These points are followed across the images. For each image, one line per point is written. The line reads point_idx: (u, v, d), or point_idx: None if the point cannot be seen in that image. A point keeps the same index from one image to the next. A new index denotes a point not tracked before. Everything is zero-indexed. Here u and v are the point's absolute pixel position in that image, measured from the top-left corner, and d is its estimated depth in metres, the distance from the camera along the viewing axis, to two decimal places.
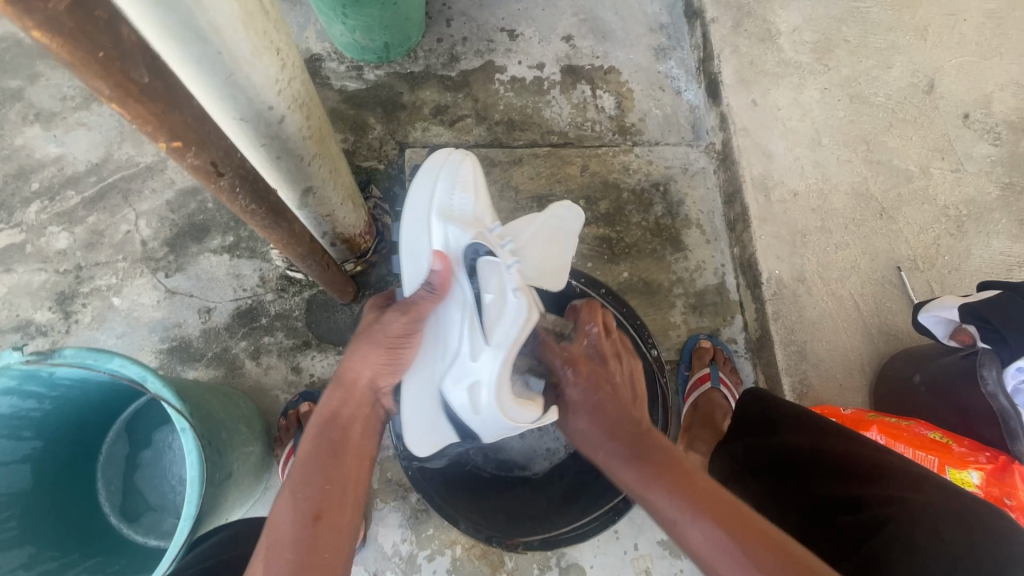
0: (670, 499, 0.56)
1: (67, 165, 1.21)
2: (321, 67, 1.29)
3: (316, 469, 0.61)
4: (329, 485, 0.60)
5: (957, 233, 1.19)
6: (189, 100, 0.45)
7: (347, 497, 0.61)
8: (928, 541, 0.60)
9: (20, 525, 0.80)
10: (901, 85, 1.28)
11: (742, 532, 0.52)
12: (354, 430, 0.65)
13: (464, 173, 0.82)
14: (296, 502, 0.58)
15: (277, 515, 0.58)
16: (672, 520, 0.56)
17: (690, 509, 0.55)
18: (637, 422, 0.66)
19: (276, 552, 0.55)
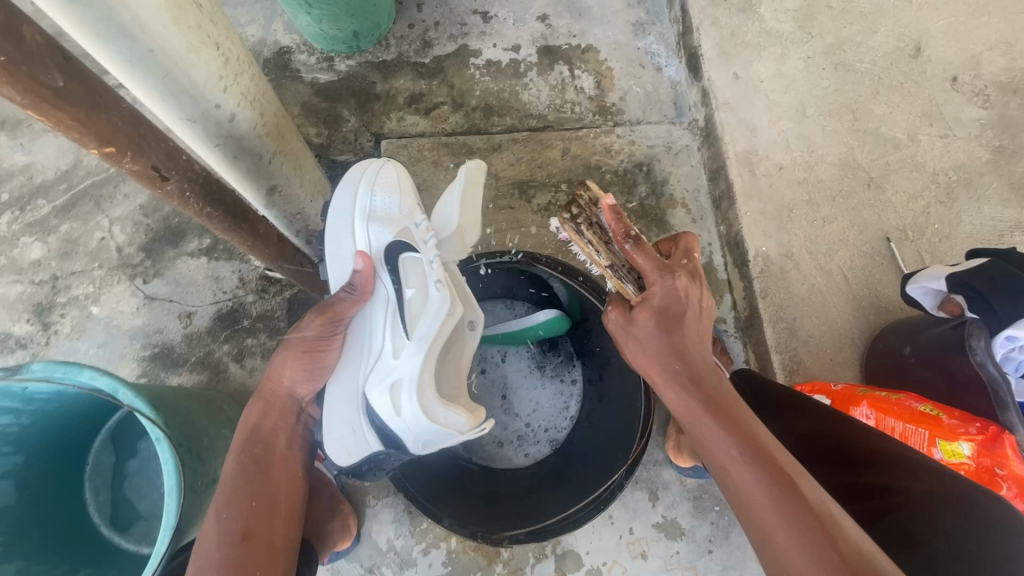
0: (730, 446, 0.57)
1: (36, 173, 1.18)
2: (290, 60, 1.26)
3: (242, 484, 0.68)
4: (254, 501, 0.68)
5: (947, 200, 1.17)
6: (116, 101, 0.43)
7: (273, 512, 0.69)
8: (926, 529, 0.60)
9: (4, 541, 0.80)
10: (887, 50, 1.24)
11: (788, 490, 0.53)
12: (276, 439, 0.73)
13: (388, 173, 0.87)
14: (224, 522, 0.65)
15: (206, 535, 0.65)
16: (722, 461, 0.58)
17: (745, 447, 0.57)
18: (705, 371, 0.64)
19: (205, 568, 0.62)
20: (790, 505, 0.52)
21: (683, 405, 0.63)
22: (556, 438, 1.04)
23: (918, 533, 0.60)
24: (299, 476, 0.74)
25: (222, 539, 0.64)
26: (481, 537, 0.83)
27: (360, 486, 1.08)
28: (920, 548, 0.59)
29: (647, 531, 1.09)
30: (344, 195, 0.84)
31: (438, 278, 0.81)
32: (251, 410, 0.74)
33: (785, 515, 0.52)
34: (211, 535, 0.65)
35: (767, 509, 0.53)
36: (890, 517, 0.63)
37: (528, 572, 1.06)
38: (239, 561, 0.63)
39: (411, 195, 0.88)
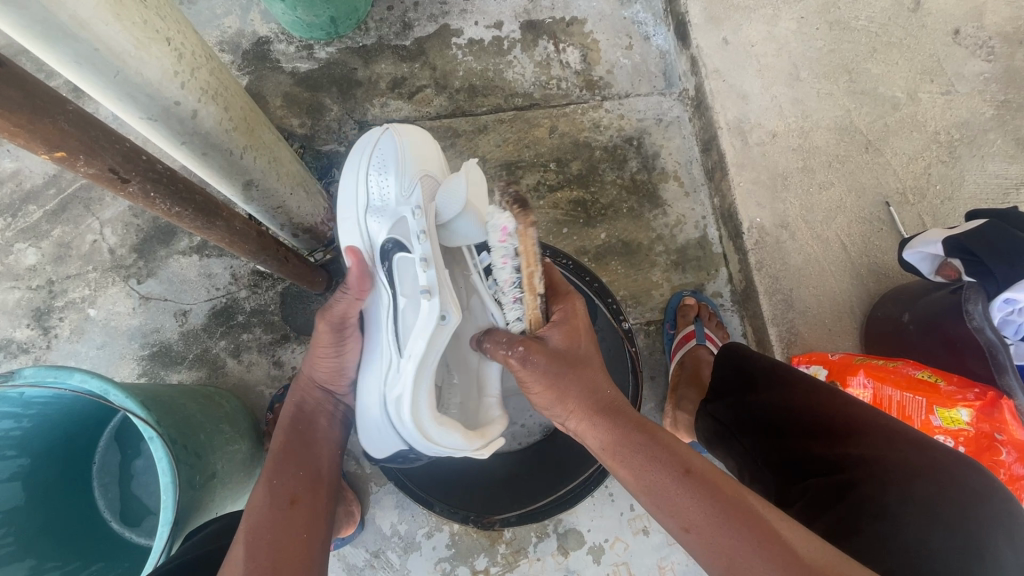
0: (650, 469, 0.58)
1: (25, 179, 1.18)
2: (269, 51, 1.23)
3: (289, 456, 0.71)
4: (302, 471, 0.70)
5: (950, 160, 1.13)
6: (60, 104, 0.42)
7: (316, 487, 0.71)
8: (895, 498, 0.61)
9: (17, 540, 0.82)
10: (884, 5, 1.19)
11: (735, 510, 0.54)
12: (318, 424, 0.77)
13: (383, 151, 0.84)
14: (273, 489, 0.67)
15: (253, 500, 0.66)
16: (655, 490, 0.57)
17: (672, 480, 0.56)
18: (613, 399, 0.63)
19: (257, 532, 0.63)
20: (743, 525, 0.52)
21: (615, 437, 0.61)
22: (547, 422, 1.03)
23: (888, 500, 0.61)
24: (335, 459, 0.77)
25: (274, 505, 0.66)
26: (473, 521, 0.88)
27: (362, 473, 1.09)
28: (889, 517, 0.60)
29: None
30: (351, 184, 0.84)
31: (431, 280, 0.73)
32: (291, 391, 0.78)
33: (739, 534, 0.52)
34: (260, 503, 0.66)
35: (722, 529, 0.53)
36: (857, 490, 0.63)
37: (531, 551, 1.08)
38: (288, 526, 0.65)
39: (414, 172, 0.82)
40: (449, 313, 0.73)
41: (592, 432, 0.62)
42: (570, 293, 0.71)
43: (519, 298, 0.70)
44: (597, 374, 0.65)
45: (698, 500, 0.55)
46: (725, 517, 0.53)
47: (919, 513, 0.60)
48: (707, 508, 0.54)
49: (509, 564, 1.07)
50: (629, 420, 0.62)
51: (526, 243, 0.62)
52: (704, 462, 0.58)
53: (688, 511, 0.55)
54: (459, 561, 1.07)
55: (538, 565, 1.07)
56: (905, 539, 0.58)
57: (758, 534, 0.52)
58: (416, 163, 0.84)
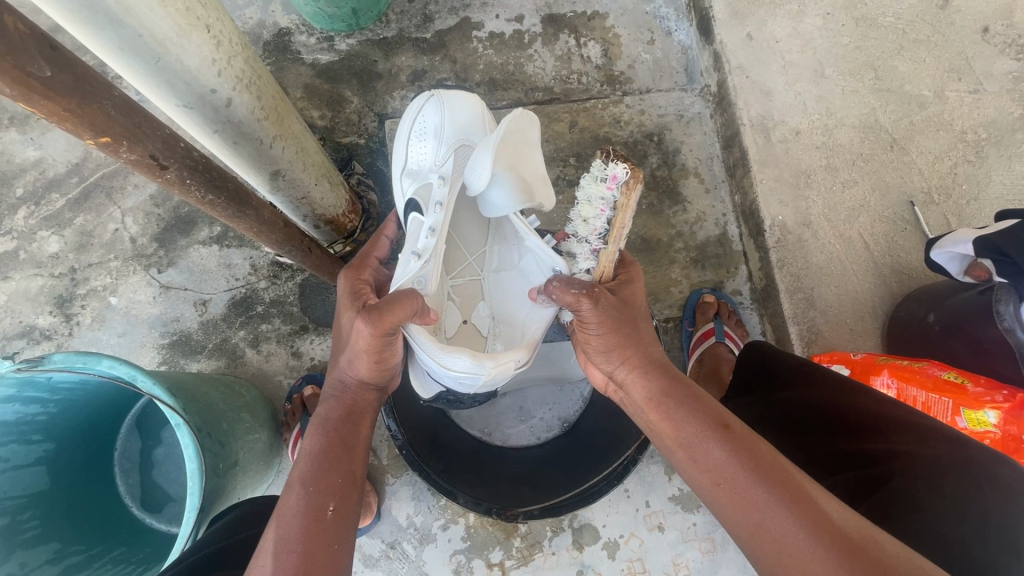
0: (691, 421, 0.60)
1: (48, 168, 1.19)
2: (290, 42, 1.23)
3: (327, 459, 0.63)
4: (339, 477, 0.62)
5: (976, 159, 1.11)
6: (106, 89, 0.42)
7: (355, 492, 0.63)
8: (928, 493, 0.60)
9: (43, 524, 0.83)
10: (912, 1, 1.17)
11: (769, 474, 0.55)
12: (362, 423, 0.69)
13: (427, 120, 0.89)
14: (310, 495, 0.60)
15: (287, 506, 0.59)
16: (693, 442, 0.59)
17: (712, 434, 0.59)
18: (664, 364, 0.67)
19: (287, 544, 0.56)
20: (775, 487, 0.54)
21: (655, 395, 0.64)
22: (566, 418, 1.04)
23: (919, 494, 0.61)
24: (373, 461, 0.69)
25: (307, 509, 0.59)
26: (497, 513, 0.86)
27: (379, 465, 1.10)
28: (921, 510, 0.60)
29: (663, 504, 1.09)
30: (400, 147, 0.91)
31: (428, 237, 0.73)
32: (329, 389, 0.71)
33: (768, 490, 0.54)
34: (293, 507, 0.59)
35: (752, 484, 0.54)
36: (890, 482, 0.63)
37: (546, 546, 1.08)
38: (321, 538, 0.57)
39: (452, 145, 0.86)
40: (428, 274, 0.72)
41: (638, 383, 0.66)
42: (630, 260, 0.74)
43: (597, 252, 0.68)
44: (644, 343, 0.68)
45: (732, 454, 0.57)
46: (757, 472, 0.55)
47: (951, 510, 0.59)
48: (740, 464, 0.56)
49: (524, 557, 1.08)
50: (671, 382, 0.65)
51: (629, 196, 0.61)
52: (741, 425, 0.60)
53: (721, 464, 0.57)
54: (475, 554, 1.07)
55: (553, 559, 1.07)
56: (935, 531, 0.58)
57: (787, 491, 0.53)
58: (456, 134, 0.87)
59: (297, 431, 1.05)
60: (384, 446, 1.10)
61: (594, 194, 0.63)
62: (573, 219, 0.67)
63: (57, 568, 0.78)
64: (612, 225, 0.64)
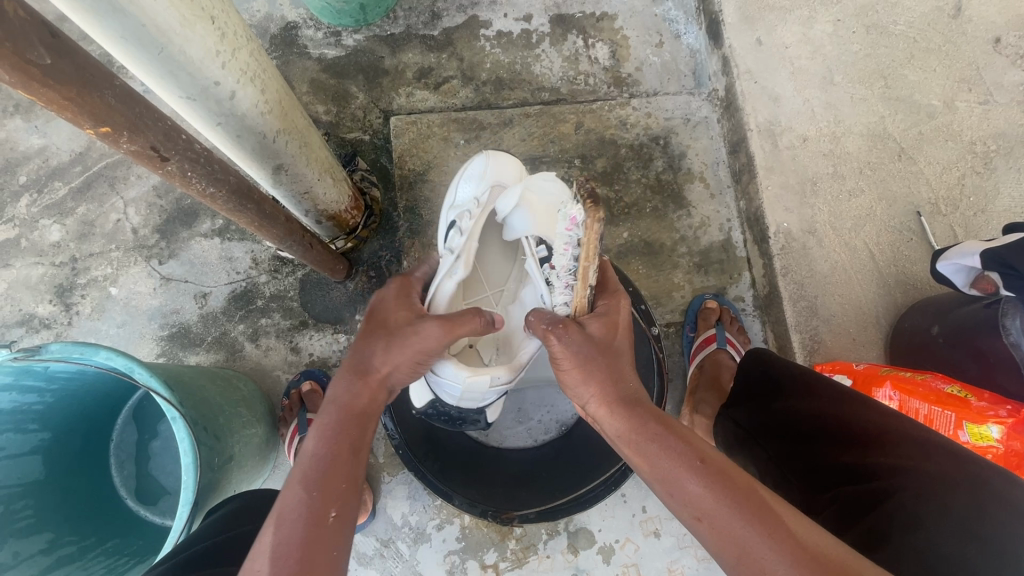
0: (665, 454, 0.58)
1: (52, 156, 1.19)
2: (297, 36, 1.23)
3: (333, 462, 0.60)
4: (344, 482, 0.59)
5: (985, 171, 1.10)
6: (108, 79, 0.41)
7: (358, 496, 0.60)
8: (930, 512, 0.59)
9: (36, 514, 0.82)
10: (924, 9, 1.16)
11: (751, 508, 0.53)
12: (372, 423, 0.66)
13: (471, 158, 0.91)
14: (311, 499, 0.57)
15: (287, 509, 0.57)
16: (667, 477, 0.57)
17: (687, 466, 0.56)
18: (633, 389, 0.65)
19: (285, 552, 0.54)
20: (756, 523, 0.52)
21: (631, 426, 0.61)
22: (564, 420, 1.03)
23: (922, 511, 0.60)
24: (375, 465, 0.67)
25: (308, 515, 0.56)
26: (490, 516, 0.87)
27: (375, 463, 1.09)
28: (922, 529, 0.59)
29: (660, 510, 1.08)
30: None
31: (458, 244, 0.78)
32: (341, 383, 0.67)
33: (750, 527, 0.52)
34: (294, 511, 0.56)
35: (734, 521, 0.52)
36: (888, 500, 0.62)
37: (541, 548, 1.07)
38: (321, 547, 0.55)
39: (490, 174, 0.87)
40: (456, 267, 0.76)
41: (610, 414, 0.63)
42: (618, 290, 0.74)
43: (569, 287, 0.69)
44: (624, 367, 0.66)
45: (710, 488, 0.54)
46: (737, 507, 0.53)
47: (955, 531, 0.58)
48: (719, 499, 0.54)
49: (518, 560, 1.07)
50: (645, 410, 0.62)
51: (590, 235, 0.59)
52: (720, 455, 0.57)
53: (699, 500, 0.54)
54: (469, 555, 1.07)
55: (547, 563, 1.07)
56: (927, 554, 0.57)
57: (766, 526, 0.52)
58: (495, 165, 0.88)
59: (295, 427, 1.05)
60: (380, 444, 1.09)
61: (561, 231, 0.63)
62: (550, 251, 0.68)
63: (49, 559, 0.78)
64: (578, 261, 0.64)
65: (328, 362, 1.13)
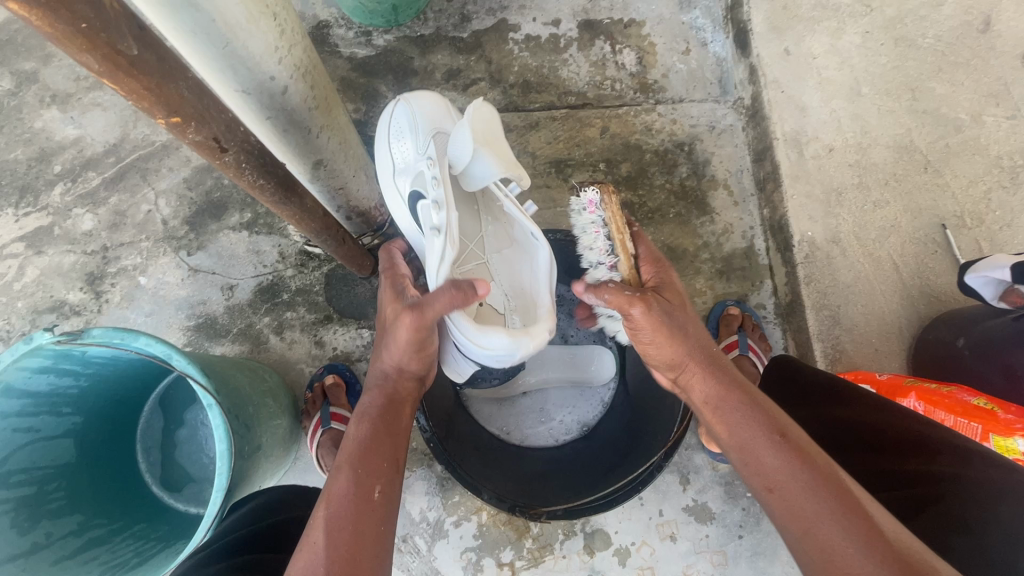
0: (749, 425, 0.62)
1: (86, 147, 1.21)
2: (329, 35, 1.25)
3: (374, 446, 0.64)
4: (387, 463, 0.63)
5: (1011, 186, 1.11)
6: (182, 71, 0.43)
7: (399, 474, 0.64)
8: (977, 515, 0.60)
9: (67, 496, 0.84)
10: (953, 23, 1.16)
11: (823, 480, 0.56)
12: (404, 410, 0.70)
13: (400, 115, 0.87)
14: (356, 479, 0.61)
15: (336, 488, 0.60)
16: (753, 451, 0.61)
17: (767, 438, 0.61)
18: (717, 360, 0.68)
19: (338, 525, 0.57)
20: (823, 498, 0.55)
21: (714, 397, 0.66)
22: (586, 421, 1.05)
23: (969, 517, 0.60)
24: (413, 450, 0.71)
25: (359, 491, 0.60)
26: (518, 511, 0.85)
27: None
28: (972, 532, 0.60)
29: (677, 514, 1.08)
30: (381, 151, 0.90)
31: (440, 217, 0.74)
32: (373, 376, 0.72)
33: (823, 499, 0.55)
34: (340, 488, 0.60)
35: (808, 495, 0.55)
36: (934, 504, 0.63)
37: (557, 548, 1.08)
38: (370, 522, 0.59)
39: (428, 123, 0.85)
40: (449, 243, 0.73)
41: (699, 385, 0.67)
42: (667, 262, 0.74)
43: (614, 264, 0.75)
44: (700, 336, 0.69)
45: (787, 461, 0.58)
46: (814, 482, 0.56)
47: (1003, 538, 0.58)
48: (794, 471, 0.57)
49: (534, 559, 1.08)
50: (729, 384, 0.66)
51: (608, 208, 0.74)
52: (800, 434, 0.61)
53: (776, 471, 0.58)
54: (485, 552, 1.08)
55: (563, 563, 1.07)
56: (977, 555, 0.58)
57: (840, 505, 0.54)
58: (430, 117, 0.86)
59: (318, 420, 1.05)
60: None
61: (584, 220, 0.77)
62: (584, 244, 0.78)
63: (79, 541, 0.80)
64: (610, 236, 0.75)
65: (351, 357, 1.14)
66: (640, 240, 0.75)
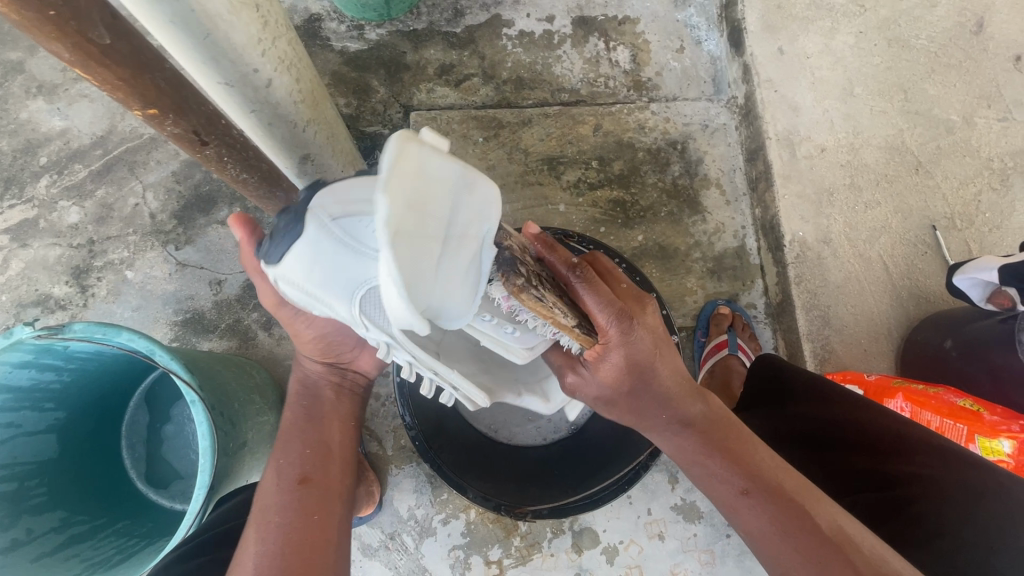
0: (725, 474, 0.62)
1: (73, 138, 1.20)
2: (320, 28, 1.23)
3: (297, 436, 0.68)
4: (308, 449, 0.67)
5: (1001, 188, 1.11)
6: (160, 63, 0.43)
7: (329, 459, 0.67)
8: (953, 519, 0.62)
9: (48, 492, 0.83)
10: (946, 25, 1.16)
11: (794, 525, 0.57)
12: (324, 397, 0.71)
13: (293, 274, 0.50)
14: (282, 468, 0.65)
15: (265, 486, 0.64)
16: (728, 497, 0.62)
17: (745, 485, 0.60)
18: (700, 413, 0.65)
19: (266, 517, 0.61)
20: (797, 538, 0.57)
21: (676, 442, 0.65)
22: (576, 420, 1.00)
23: (944, 523, 0.63)
24: (350, 433, 0.72)
25: (281, 484, 0.64)
26: (505, 511, 0.89)
27: (383, 456, 1.10)
28: (947, 535, 0.62)
29: (665, 513, 1.09)
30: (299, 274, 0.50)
31: (445, 382, 0.61)
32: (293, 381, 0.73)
33: (792, 540, 0.57)
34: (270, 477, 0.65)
35: (781, 538, 0.57)
36: (909, 506, 0.65)
37: (545, 547, 1.08)
38: (303, 505, 0.62)
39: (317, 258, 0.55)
40: (475, 395, 0.63)
41: (669, 434, 0.66)
42: (625, 312, 0.59)
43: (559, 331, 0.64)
44: (671, 384, 0.65)
45: (765, 507, 0.59)
46: (788, 525, 0.57)
47: (980, 541, 0.61)
48: (767, 517, 0.59)
49: (522, 557, 1.07)
50: (690, 428, 0.65)
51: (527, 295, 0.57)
52: (782, 478, 0.61)
53: (751, 520, 0.60)
54: (473, 550, 1.07)
55: (551, 561, 1.07)
56: (961, 558, 0.61)
57: (817, 538, 0.56)
58: (324, 274, 0.49)
59: None
60: (388, 436, 1.10)
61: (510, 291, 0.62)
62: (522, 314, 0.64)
63: (61, 538, 0.79)
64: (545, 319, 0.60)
65: None
66: (586, 293, 0.59)
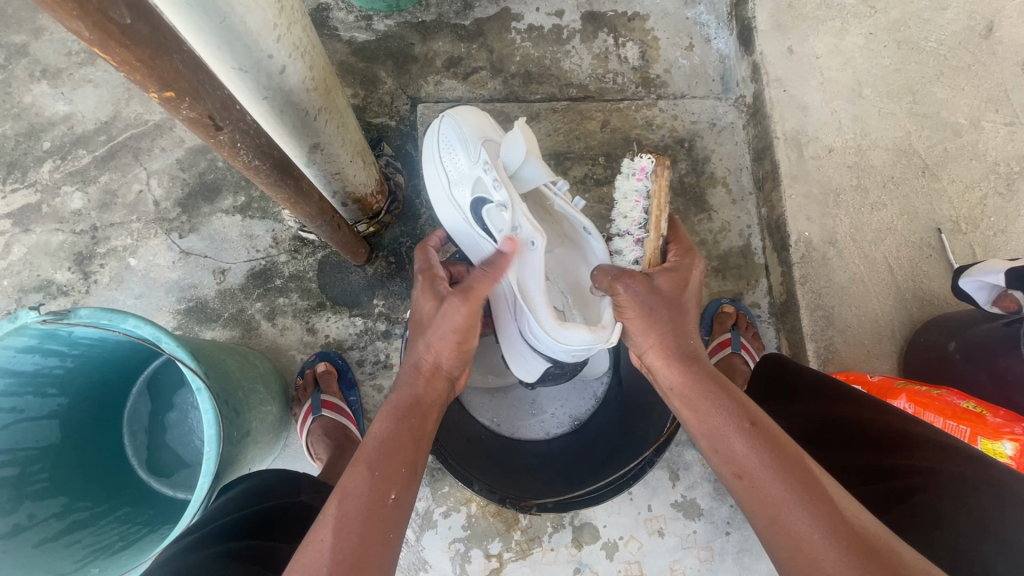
0: (722, 415, 0.62)
1: (77, 124, 1.19)
2: (328, 18, 1.23)
3: (392, 445, 0.64)
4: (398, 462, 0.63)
5: (1007, 192, 1.11)
6: (178, 43, 0.42)
7: (412, 480, 0.64)
8: (950, 506, 0.61)
9: (50, 477, 0.82)
10: (956, 28, 1.16)
11: (810, 487, 0.54)
12: (430, 418, 0.70)
13: (451, 123, 0.90)
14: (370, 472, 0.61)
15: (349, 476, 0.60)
16: (720, 433, 0.61)
17: (760, 440, 0.59)
18: (706, 366, 0.67)
19: (344, 523, 0.57)
20: (798, 488, 0.54)
21: (687, 383, 0.65)
22: (577, 416, 1.06)
23: (943, 510, 0.62)
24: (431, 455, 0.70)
25: (370, 491, 0.59)
26: (509, 503, 0.85)
27: None
28: (942, 525, 0.61)
29: (665, 509, 1.09)
30: (456, 131, 0.88)
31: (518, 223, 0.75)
32: (404, 374, 0.73)
33: (786, 489, 0.54)
34: (356, 486, 0.59)
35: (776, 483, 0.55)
36: (911, 497, 0.65)
37: (545, 541, 1.08)
38: (373, 518, 0.58)
39: (470, 132, 0.88)
40: (537, 238, 0.74)
41: (674, 369, 0.67)
42: (695, 253, 0.74)
43: (640, 241, 0.76)
44: (687, 327, 0.70)
45: (760, 449, 0.58)
46: (788, 474, 0.55)
47: (965, 519, 0.60)
48: (765, 459, 0.57)
49: (522, 551, 1.08)
50: (703, 372, 0.66)
51: (659, 182, 0.72)
52: (774, 427, 0.60)
53: (745, 460, 0.58)
54: (473, 543, 1.08)
55: (551, 555, 1.08)
56: (956, 549, 0.59)
57: (809, 495, 0.53)
58: (473, 125, 0.89)
59: (309, 408, 1.05)
60: None
61: (630, 187, 0.75)
62: (614, 214, 0.78)
63: (62, 524, 0.78)
64: (649, 212, 0.74)
65: (344, 344, 1.13)
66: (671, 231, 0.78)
